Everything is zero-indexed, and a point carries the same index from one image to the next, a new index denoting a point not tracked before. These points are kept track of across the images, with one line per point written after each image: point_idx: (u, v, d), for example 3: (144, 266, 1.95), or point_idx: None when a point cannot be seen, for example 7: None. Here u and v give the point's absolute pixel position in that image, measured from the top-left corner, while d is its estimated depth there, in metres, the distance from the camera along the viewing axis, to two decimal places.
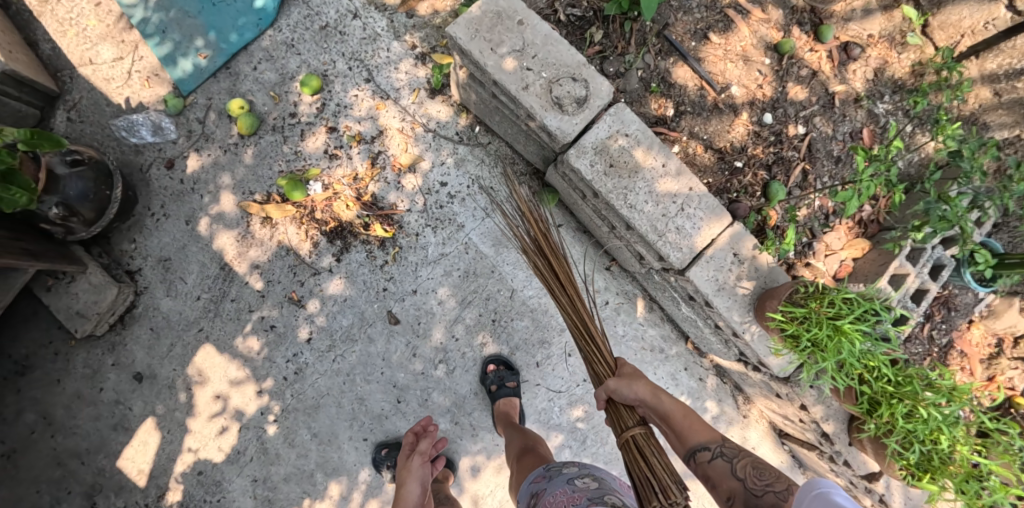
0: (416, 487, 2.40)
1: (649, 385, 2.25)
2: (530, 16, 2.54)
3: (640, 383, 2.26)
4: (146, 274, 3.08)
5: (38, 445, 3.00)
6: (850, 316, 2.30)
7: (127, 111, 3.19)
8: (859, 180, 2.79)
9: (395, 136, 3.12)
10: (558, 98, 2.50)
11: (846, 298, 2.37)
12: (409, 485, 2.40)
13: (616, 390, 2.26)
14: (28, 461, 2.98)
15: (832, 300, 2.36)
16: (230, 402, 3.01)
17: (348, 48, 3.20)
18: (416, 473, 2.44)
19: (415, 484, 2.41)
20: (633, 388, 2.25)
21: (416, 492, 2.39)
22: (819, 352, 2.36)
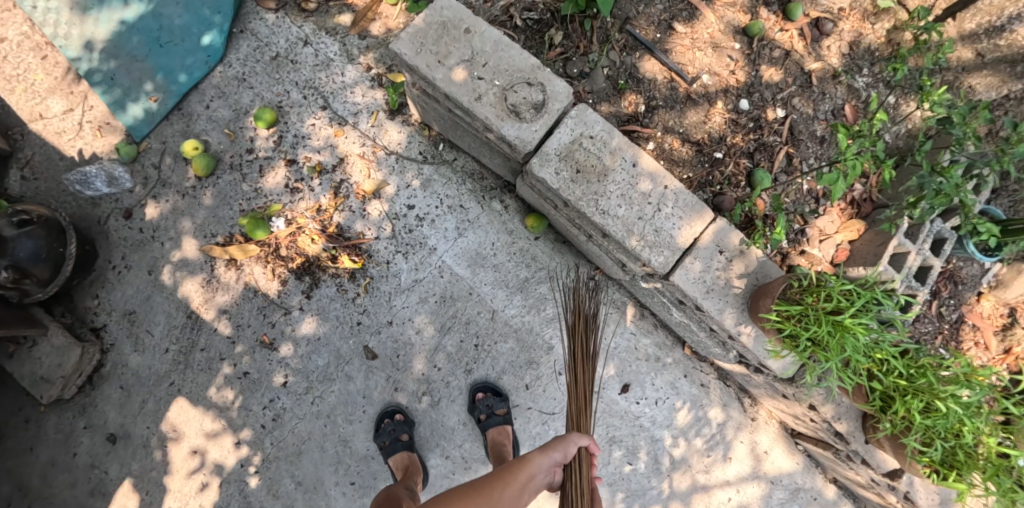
0: (545, 458, 2.08)
1: None
2: (477, 22, 2.40)
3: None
4: (112, 331, 2.95)
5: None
6: (851, 310, 2.11)
7: (82, 163, 3.08)
8: (844, 159, 2.55)
9: (356, 163, 2.99)
10: (514, 105, 2.35)
11: (845, 289, 2.19)
12: (550, 451, 2.10)
13: None
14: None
15: (829, 293, 2.18)
16: (209, 456, 2.86)
17: (302, 76, 3.09)
18: (568, 445, 2.13)
19: (557, 453, 2.10)
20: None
21: (548, 462, 2.08)
22: (822, 351, 2.17)
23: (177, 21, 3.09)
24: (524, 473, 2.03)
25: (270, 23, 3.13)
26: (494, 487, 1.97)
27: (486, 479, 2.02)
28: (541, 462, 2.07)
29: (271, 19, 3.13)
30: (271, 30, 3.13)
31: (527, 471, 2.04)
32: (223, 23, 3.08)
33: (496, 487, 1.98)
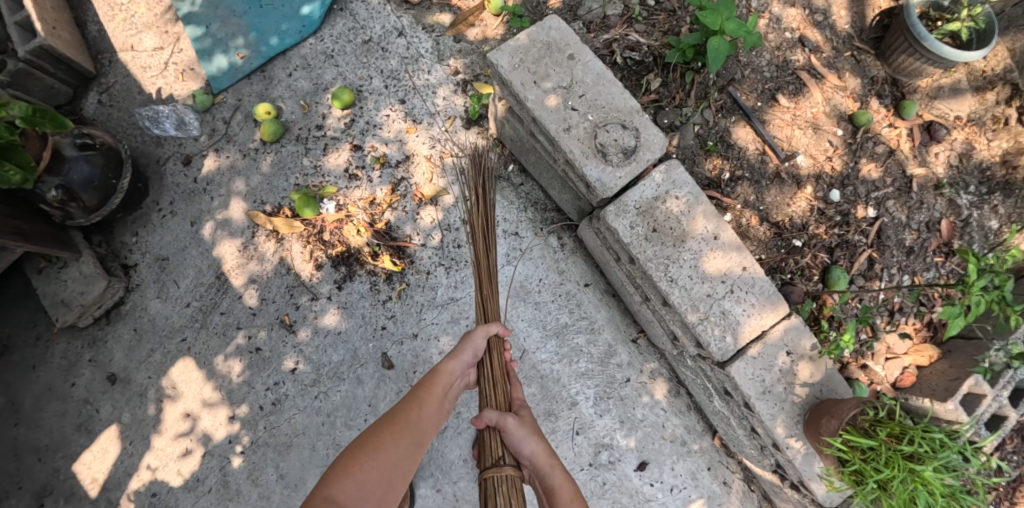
0: (458, 363, 2.02)
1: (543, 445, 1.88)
2: (583, 52, 2.30)
3: (538, 441, 1.90)
4: (141, 273, 2.88)
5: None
6: (934, 462, 1.89)
7: (156, 102, 3.06)
8: (969, 294, 2.17)
9: (421, 164, 2.89)
10: (604, 145, 2.20)
11: (928, 435, 1.96)
12: (462, 356, 2.04)
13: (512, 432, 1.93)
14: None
15: (910, 436, 1.96)
16: (200, 423, 2.75)
17: (389, 64, 3.02)
18: (476, 344, 2.07)
19: (470, 357, 2.06)
20: (525, 437, 1.91)
21: (460, 366, 2.02)
22: (886, 496, 1.95)
23: None
24: (440, 387, 1.93)
25: (370, 7, 3.09)
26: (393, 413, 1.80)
27: (381, 426, 1.76)
28: (456, 367, 2.01)
29: (373, 3, 3.09)
30: (369, 14, 3.08)
31: (441, 382, 1.94)
32: None
33: (390, 438, 1.73)
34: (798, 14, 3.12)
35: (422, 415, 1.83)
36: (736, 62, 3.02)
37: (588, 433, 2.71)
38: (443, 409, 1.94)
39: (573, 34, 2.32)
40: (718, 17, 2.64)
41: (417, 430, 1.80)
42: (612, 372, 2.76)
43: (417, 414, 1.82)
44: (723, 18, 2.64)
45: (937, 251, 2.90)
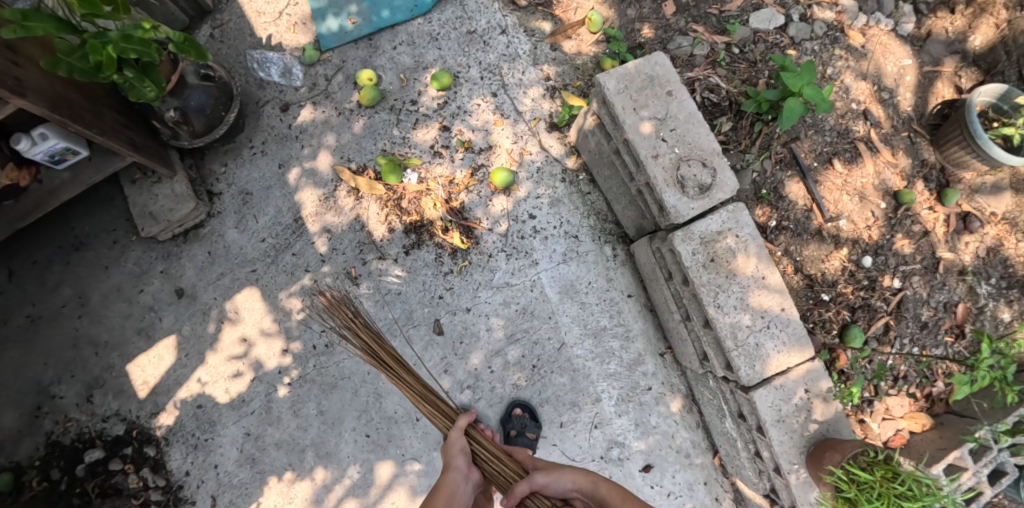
0: (455, 475, 2.20)
1: (573, 474, 2.25)
2: (681, 90, 2.55)
3: (566, 473, 2.25)
4: (224, 202, 3.07)
5: (65, 323, 3.02)
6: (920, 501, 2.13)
7: (265, 46, 3.21)
8: (977, 368, 2.44)
9: (501, 155, 3.11)
10: (683, 177, 2.46)
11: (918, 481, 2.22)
12: (454, 464, 2.24)
13: (543, 485, 2.23)
14: (49, 334, 3.01)
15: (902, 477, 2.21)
16: (255, 351, 2.96)
17: (487, 58, 3.24)
18: (456, 446, 2.29)
19: (462, 459, 2.26)
20: (562, 479, 2.24)
21: (460, 474, 2.21)
22: None
23: None
24: (442, 499, 2.09)
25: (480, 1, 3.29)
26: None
27: None
28: (454, 478, 2.18)
29: None
30: (478, 7, 3.28)
31: (445, 494, 2.11)
32: None
33: None
34: (866, 89, 3.36)
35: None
36: (806, 122, 3.24)
37: (605, 429, 2.95)
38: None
39: (675, 72, 2.57)
40: (800, 81, 2.90)
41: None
42: (637, 379, 2.99)
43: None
44: (804, 82, 2.89)
45: (948, 330, 3.18)
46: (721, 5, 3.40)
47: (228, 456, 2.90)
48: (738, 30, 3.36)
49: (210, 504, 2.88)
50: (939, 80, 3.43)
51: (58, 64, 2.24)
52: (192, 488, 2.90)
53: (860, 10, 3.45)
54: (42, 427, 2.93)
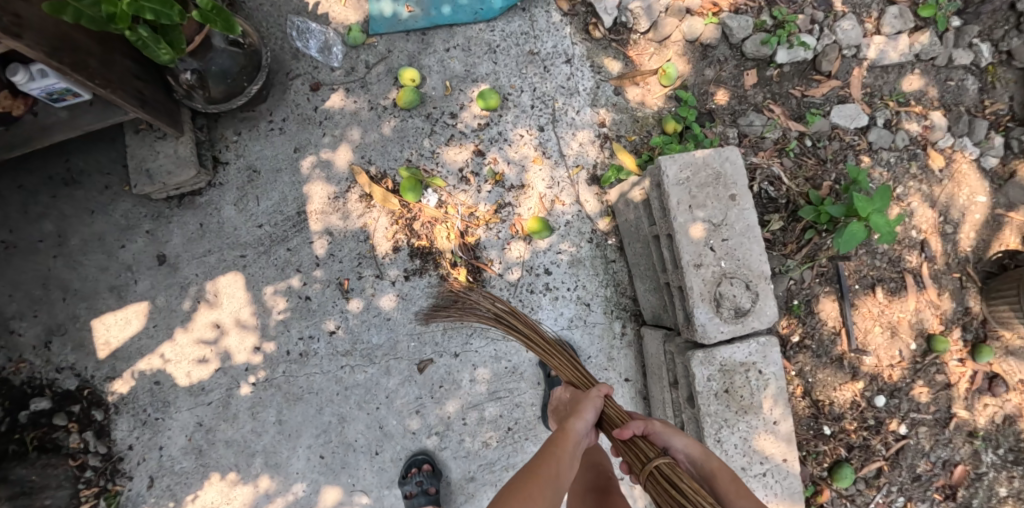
0: (581, 424, 1.93)
1: (688, 438, 1.94)
2: (745, 198, 2.32)
3: (684, 436, 1.94)
4: (228, 174, 2.84)
5: (38, 260, 2.80)
6: None
7: (309, 14, 2.90)
8: None
9: (532, 199, 2.88)
10: (722, 296, 2.25)
11: None
12: (584, 415, 1.96)
13: (658, 433, 1.94)
14: (19, 267, 2.79)
15: None
16: (225, 340, 2.78)
17: (543, 85, 2.95)
18: (595, 403, 1.99)
19: (593, 413, 1.96)
20: (680, 438, 1.93)
21: (584, 426, 1.93)
22: None
23: None
24: (567, 445, 1.85)
25: (552, 21, 2.98)
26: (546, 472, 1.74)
27: (525, 477, 1.73)
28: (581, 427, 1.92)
29: (555, 18, 2.98)
30: (548, 27, 2.97)
31: (571, 442, 1.86)
32: None
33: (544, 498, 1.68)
34: (931, 217, 3.10)
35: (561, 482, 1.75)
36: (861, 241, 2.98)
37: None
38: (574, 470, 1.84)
39: (743, 175, 2.33)
40: (869, 205, 2.66)
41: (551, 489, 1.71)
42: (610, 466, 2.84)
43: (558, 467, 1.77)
44: (873, 208, 2.65)
45: (939, 490, 3.02)
46: (806, 89, 3.10)
47: (175, 442, 2.76)
48: (817, 122, 3.06)
49: (146, 485, 2.75)
50: (1008, 226, 3.13)
51: (65, 9, 1.95)
52: (133, 462, 2.75)
53: (949, 130, 3.14)
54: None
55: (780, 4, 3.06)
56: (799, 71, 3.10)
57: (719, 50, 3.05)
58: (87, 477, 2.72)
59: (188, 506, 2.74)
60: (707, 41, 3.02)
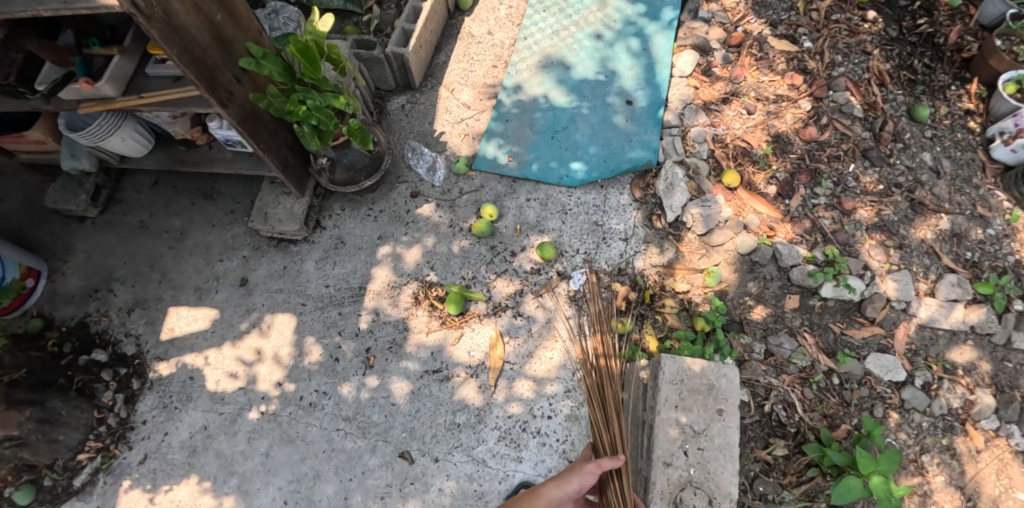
0: (559, 492, 2.24)
1: None
2: (732, 415, 2.49)
3: None
4: (320, 238, 3.32)
5: (157, 244, 3.41)
6: None
7: (431, 138, 3.53)
8: None
9: (552, 349, 3.13)
10: (681, 502, 2.38)
11: None
12: None
13: None
14: (141, 243, 3.43)
15: None
16: (257, 367, 3.15)
17: (596, 253, 3.31)
18: None
19: (573, 488, 2.28)
20: None
21: None
22: None
23: (579, 138, 3.51)
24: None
25: (622, 202, 3.40)
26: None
27: None
28: (556, 496, 2.22)
29: (626, 201, 3.40)
30: (615, 208, 3.39)
31: None
32: (596, 170, 3.43)
33: None
34: (956, 498, 2.85)
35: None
36: (869, 503, 2.83)
37: None
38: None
39: (737, 395, 2.53)
40: (872, 464, 2.64)
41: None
42: None
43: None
44: (876, 468, 2.63)
45: None
46: (846, 326, 3.16)
47: (178, 434, 3.09)
48: (848, 363, 3.09)
49: (139, 460, 3.07)
50: None
51: (261, 99, 2.57)
52: (139, 435, 3.11)
53: (996, 412, 2.96)
54: (86, 306, 3.34)
55: (834, 243, 3.23)
56: (843, 308, 3.19)
57: (767, 268, 3.25)
58: (99, 431, 3.11)
59: (158, 494, 2.99)
60: (756, 258, 3.25)
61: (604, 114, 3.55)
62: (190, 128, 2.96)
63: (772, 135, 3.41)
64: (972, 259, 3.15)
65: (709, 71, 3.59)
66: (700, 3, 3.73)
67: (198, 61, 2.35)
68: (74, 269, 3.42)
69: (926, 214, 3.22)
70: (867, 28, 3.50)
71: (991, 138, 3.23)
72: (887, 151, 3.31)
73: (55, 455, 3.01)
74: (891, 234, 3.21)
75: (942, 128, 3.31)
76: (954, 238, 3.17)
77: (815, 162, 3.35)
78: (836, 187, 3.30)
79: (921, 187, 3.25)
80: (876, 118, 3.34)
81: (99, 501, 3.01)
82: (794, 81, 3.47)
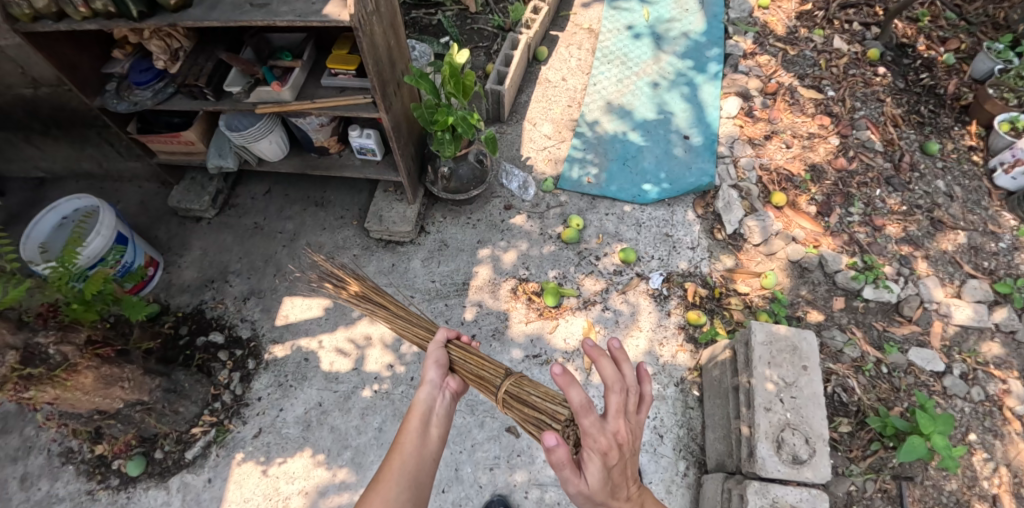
0: (427, 387, 2.24)
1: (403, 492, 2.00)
2: (815, 370, 2.88)
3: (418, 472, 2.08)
4: (426, 241, 3.76)
5: (272, 244, 3.81)
6: None
7: (519, 162, 4.06)
8: None
9: (638, 337, 3.48)
10: (783, 441, 2.75)
11: None
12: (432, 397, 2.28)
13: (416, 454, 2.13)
14: (257, 242, 3.82)
15: None
16: (368, 350, 3.47)
17: (669, 259, 3.72)
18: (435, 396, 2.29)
19: (436, 372, 2.29)
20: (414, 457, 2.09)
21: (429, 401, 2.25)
22: None
23: (646, 165, 4.05)
24: (417, 419, 2.15)
25: (687, 218, 3.86)
26: (396, 469, 2.03)
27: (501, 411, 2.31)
28: (428, 392, 2.23)
29: (690, 216, 3.86)
30: (680, 222, 3.84)
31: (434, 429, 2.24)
32: (665, 191, 3.93)
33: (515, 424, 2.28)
34: (1005, 475, 3.02)
35: (414, 453, 2.07)
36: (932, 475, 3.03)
37: None
38: (430, 435, 2.15)
39: (818, 355, 2.92)
40: (931, 425, 2.88)
41: (416, 464, 2.06)
42: None
43: (407, 456, 2.07)
44: (935, 428, 2.87)
45: None
46: (888, 325, 3.45)
47: (292, 410, 3.32)
48: (894, 353, 3.34)
49: (253, 434, 3.27)
50: None
51: (418, 109, 3.21)
52: (253, 411, 3.32)
53: None
54: (202, 294, 3.64)
55: (872, 253, 3.64)
56: (883, 309, 3.50)
57: (814, 274, 3.62)
58: (213, 407, 3.32)
59: (272, 466, 3.18)
60: (805, 263, 3.62)
61: (667, 147, 4.12)
62: (330, 138, 3.46)
63: (809, 166, 3.98)
64: (989, 268, 3.59)
65: (751, 113, 4.24)
66: (739, 59, 4.45)
67: (379, 73, 2.91)
68: (190, 262, 3.75)
69: (945, 231, 3.70)
70: (879, 81, 4.24)
71: (993, 169, 3.86)
72: (907, 179, 3.88)
73: (175, 426, 3.20)
74: (916, 246, 3.65)
75: (951, 161, 3.95)
76: (971, 250, 3.64)
77: (847, 187, 3.89)
78: (866, 208, 3.80)
79: (939, 208, 3.77)
80: (895, 151, 3.97)
81: (210, 473, 3.17)
82: (823, 122, 4.13)
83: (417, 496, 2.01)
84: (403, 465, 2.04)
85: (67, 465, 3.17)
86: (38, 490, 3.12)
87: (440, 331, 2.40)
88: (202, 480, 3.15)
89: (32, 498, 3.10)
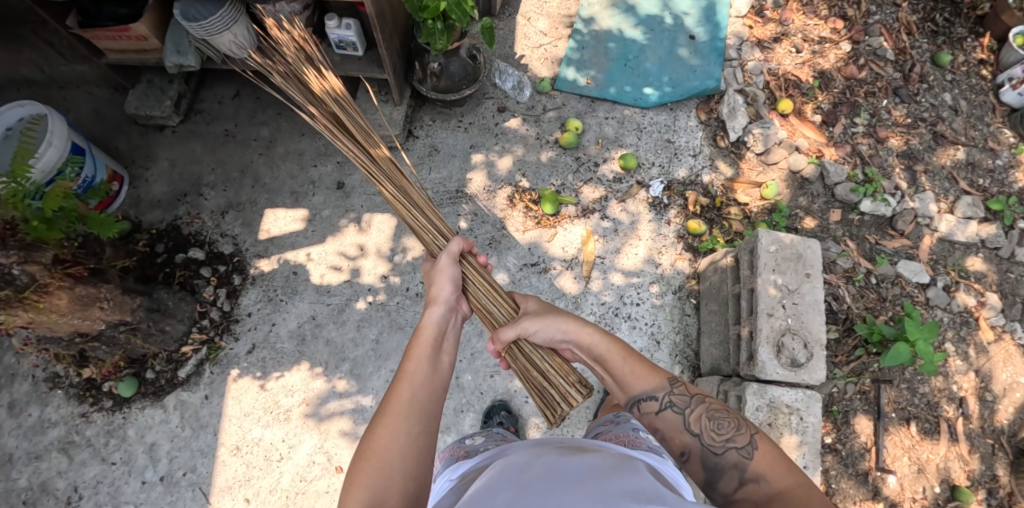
0: (439, 308, 2.08)
1: (415, 425, 1.76)
2: (817, 278, 2.93)
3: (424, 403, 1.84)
4: (415, 146, 3.54)
5: (247, 152, 3.51)
6: None
7: (513, 60, 3.77)
8: None
9: (637, 246, 3.44)
10: (783, 345, 2.83)
11: None
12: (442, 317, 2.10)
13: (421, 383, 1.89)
14: (231, 151, 3.51)
15: None
16: (361, 261, 3.35)
17: (670, 167, 3.60)
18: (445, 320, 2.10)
19: (449, 292, 2.16)
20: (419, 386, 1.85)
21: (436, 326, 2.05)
22: None
23: (649, 66, 3.81)
24: (428, 343, 1.96)
25: (689, 122, 3.70)
26: (405, 400, 1.80)
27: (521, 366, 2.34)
28: (440, 314, 2.06)
29: (692, 122, 3.70)
30: (683, 126, 3.69)
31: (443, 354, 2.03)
32: (667, 93, 3.73)
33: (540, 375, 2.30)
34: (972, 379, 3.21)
35: (424, 384, 1.85)
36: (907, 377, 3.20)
37: None
38: (442, 362, 1.95)
39: (820, 263, 2.96)
40: (918, 332, 2.99)
41: (427, 393, 1.83)
42: None
43: (416, 385, 1.84)
44: (921, 334, 2.98)
45: None
46: (880, 238, 3.48)
47: (286, 324, 3.24)
48: (884, 265, 3.40)
49: (246, 350, 3.19)
50: None
51: None
52: (244, 328, 3.23)
53: (1002, 311, 3.34)
54: (175, 209, 3.37)
55: (873, 166, 3.60)
56: (877, 222, 3.51)
57: (815, 186, 3.58)
58: (201, 324, 3.20)
59: (270, 381, 3.15)
60: (806, 175, 3.57)
61: (671, 46, 3.86)
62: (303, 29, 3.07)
63: (817, 72, 3.82)
64: (983, 185, 3.59)
65: (762, 13, 3.98)
66: None
67: None
68: (158, 175, 3.44)
69: (946, 146, 3.67)
70: None
71: (1001, 84, 3.75)
72: (914, 90, 3.77)
73: (163, 345, 3.09)
74: (917, 160, 3.63)
75: (960, 74, 3.82)
76: (968, 167, 3.63)
77: (854, 96, 3.76)
78: (871, 118, 3.71)
79: (942, 122, 3.71)
80: (906, 61, 3.82)
81: (206, 390, 3.12)
82: (835, 26, 3.92)
83: (427, 429, 1.78)
84: (411, 398, 1.81)
85: (56, 390, 3.07)
86: (29, 416, 3.04)
87: (454, 243, 2.29)
88: (198, 397, 3.11)
89: (23, 424, 3.02)
